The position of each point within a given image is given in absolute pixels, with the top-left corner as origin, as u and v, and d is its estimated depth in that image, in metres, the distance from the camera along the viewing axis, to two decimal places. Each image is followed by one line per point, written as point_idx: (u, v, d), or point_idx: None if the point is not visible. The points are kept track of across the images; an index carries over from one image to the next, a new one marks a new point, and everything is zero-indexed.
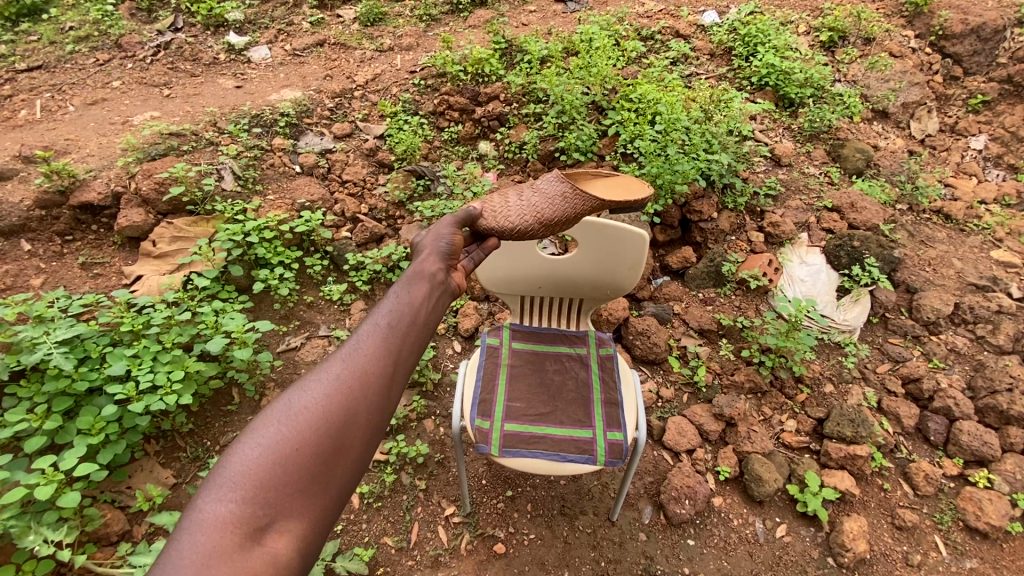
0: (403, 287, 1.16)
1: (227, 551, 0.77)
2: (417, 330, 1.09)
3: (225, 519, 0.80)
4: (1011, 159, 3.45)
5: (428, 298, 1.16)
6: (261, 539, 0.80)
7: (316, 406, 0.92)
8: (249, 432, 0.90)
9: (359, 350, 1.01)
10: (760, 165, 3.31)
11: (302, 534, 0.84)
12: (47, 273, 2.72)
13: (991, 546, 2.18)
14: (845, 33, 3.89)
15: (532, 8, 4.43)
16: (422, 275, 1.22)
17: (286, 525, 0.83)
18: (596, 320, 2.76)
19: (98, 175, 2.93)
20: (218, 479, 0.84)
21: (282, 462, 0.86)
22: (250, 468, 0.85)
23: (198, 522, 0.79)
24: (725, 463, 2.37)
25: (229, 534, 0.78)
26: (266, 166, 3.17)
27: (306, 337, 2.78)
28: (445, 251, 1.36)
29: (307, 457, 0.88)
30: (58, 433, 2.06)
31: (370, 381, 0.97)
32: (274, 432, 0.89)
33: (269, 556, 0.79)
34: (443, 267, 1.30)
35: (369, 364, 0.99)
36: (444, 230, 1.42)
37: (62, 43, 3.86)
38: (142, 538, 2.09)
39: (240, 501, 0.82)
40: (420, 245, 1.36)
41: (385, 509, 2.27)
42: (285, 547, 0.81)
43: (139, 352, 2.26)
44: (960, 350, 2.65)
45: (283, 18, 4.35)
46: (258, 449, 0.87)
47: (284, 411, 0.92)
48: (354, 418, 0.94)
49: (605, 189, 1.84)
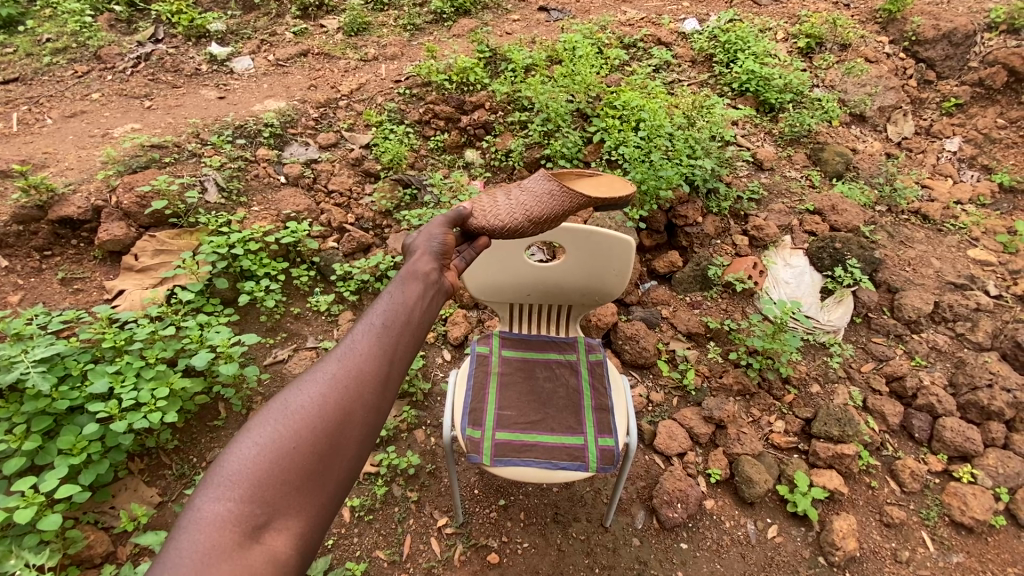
0: (397, 286, 1.15)
1: (226, 549, 0.76)
2: (412, 331, 1.08)
3: (224, 518, 0.79)
4: (984, 160, 3.55)
5: (423, 298, 1.16)
6: (260, 536, 0.79)
7: (313, 405, 0.91)
8: (246, 431, 0.89)
9: (354, 349, 1.00)
10: (743, 169, 3.36)
11: (301, 532, 0.83)
12: (25, 290, 2.67)
13: (977, 540, 2.21)
14: (821, 39, 3.98)
15: (516, 16, 4.47)
16: (416, 275, 1.21)
17: (284, 524, 0.82)
18: (585, 326, 2.74)
19: (77, 190, 2.88)
20: (216, 478, 0.83)
21: (279, 460, 0.85)
22: (247, 465, 0.84)
23: (197, 521, 0.78)
24: (716, 466, 2.38)
25: (226, 533, 0.78)
26: (250, 178, 3.15)
27: (293, 350, 2.74)
28: (437, 252, 1.34)
29: (305, 457, 0.87)
30: (39, 454, 2.02)
31: (367, 380, 0.97)
32: (270, 431, 0.88)
33: (269, 553, 0.79)
34: (436, 267, 1.29)
35: (364, 362, 0.98)
36: (435, 230, 1.40)
37: (39, 55, 3.81)
38: (126, 559, 2.05)
39: (238, 500, 0.81)
40: (412, 246, 1.35)
41: (376, 522, 2.25)
42: (284, 546, 0.81)
43: (121, 368, 2.22)
44: (941, 347, 2.70)
45: (265, 28, 4.34)
46: (255, 448, 0.86)
47: (280, 410, 0.91)
48: (351, 416, 0.93)
49: (590, 187, 1.86)
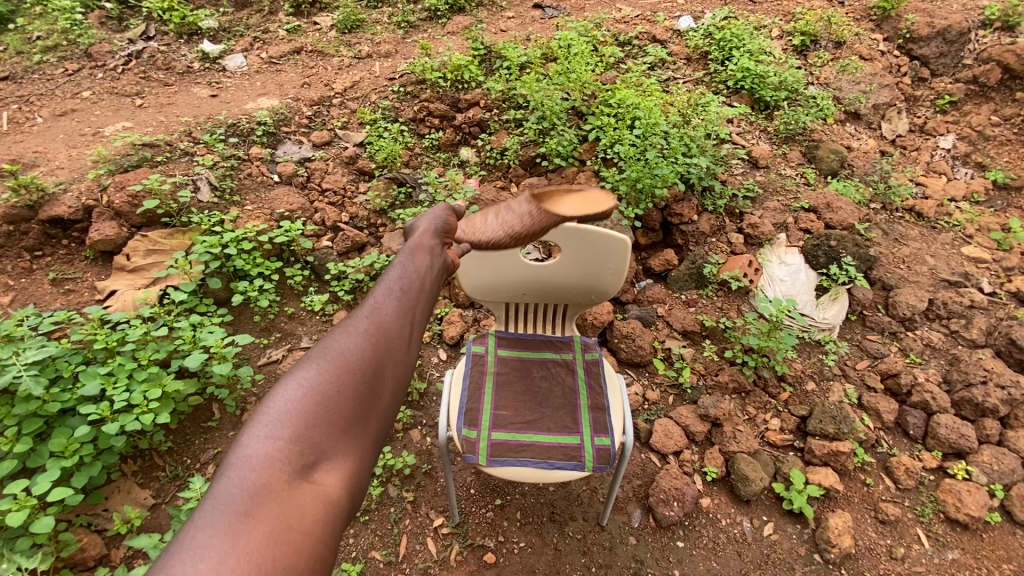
0: (414, 248, 1.17)
1: (277, 487, 0.77)
2: (432, 289, 1.10)
3: (272, 458, 0.79)
4: (978, 157, 3.56)
5: (438, 261, 1.19)
6: (309, 477, 0.80)
7: (349, 353, 0.93)
8: (285, 380, 0.90)
9: (383, 303, 1.01)
10: (738, 167, 3.36)
11: (348, 472, 0.84)
12: (16, 290, 2.64)
13: (972, 536, 2.23)
14: (816, 37, 3.98)
15: (510, 14, 4.44)
16: (430, 239, 1.25)
17: (332, 465, 0.83)
18: (581, 325, 2.74)
19: (68, 189, 2.85)
20: (260, 423, 0.84)
21: (321, 405, 0.86)
22: (289, 411, 0.85)
23: (245, 461, 0.79)
24: (712, 464, 2.38)
25: (275, 472, 0.78)
26: (242, 177, 3.12)
27: (287, 350, 2.72)
28: (442, 229, 1.32)
29: (346, 402, 0.88)
30: (30, 457, 2.00)
31: (398, 330, 0.98)
32: (309, 378, 0.89)
33: (320, 492, 0.79)
34: (446, 236, 1.32)
35: (393, 314, 1.00)
36: (438, 210, 1.38)
37: (29, 53, 3.76)
38: (120, 561, 2.04)
39: (284, 441, 0.81)
40: (420, 218, 1.38)
41: (372, 523, 2.24)
42: (334, 485, 0.81)
43: (113, 370, 2.20)
44: (936, 344, 2.71)
45: (258, 26, 4.30)
46: (296, 394, 0.87)
47: (316, 359, 0.92)
48: (385, 364, 0.94)
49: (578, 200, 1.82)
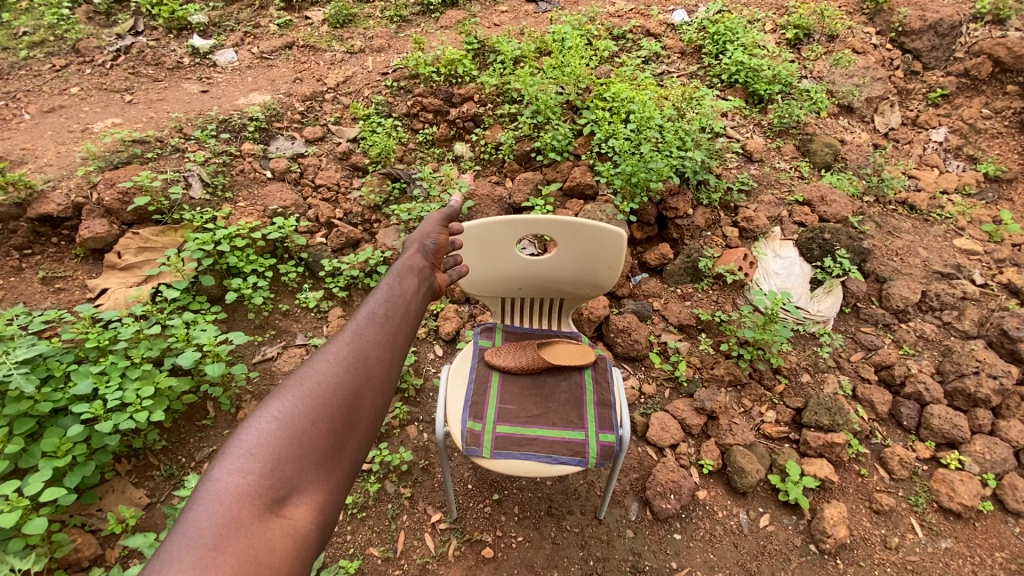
0: (394, 283, 1.31)
1: (249, 520, 0.83)
2: (408, 324, 1.23)
3: (244, 489, 0.86)
4: (969, 150, 3.59)
5: (417, 294, 1.32)
6: (280, 509, 0.87)
7: (326, 386, 1.03)
8: (263, 410, 0.98)
9: (362, 337, 1.13)
10: (733, 161, 3.35)
11: (318, 506, 0.91)
12: (5, 289, 2.61)
13: (965, 525, 2.25)
14: (810, 30, 3.98)
15: (504, 8, 4.41)
16: (410, 273, 1.38)
17: (302, 499, 0.90)
18: (577, 319, 2.73)
19: (57, 186, 2.81)
20: (235, 452, 0.91)
21: (292, 441, 0.94)
22: (261, 446, 0.92)
23: (217, 491, 0.86)
24: (708, 457, 2.40)
25: (247, 504, 0.85)
26: (234, 173, 3.09)
27: (282, 347, 2.70)
28: (430, 249, 1.53)
29: (322, 435, 0.98)
30: (22, 458, 1.98)
31: (374, 365, 1.10)
32: (286, 409, 0.98)
33: (289, 525, 0.86)
34: (427, 266, 1.47)
35: (371, 349, 1.12)
36: (430, 228, 1.59)
37: (15, 49, 3.70)
38: (115, 561, 2.02)
39: (258, 472, 0.89)
40: (407, 244, 1.53)
41: (370, 519, 2.24)
42: (304, 519, 0.88)
43: (106, 369, 2.18)
44: (929, 336, 2.73)
45: (249, 20, 4.25)
46: (273, 424, 0.95)
47: (294, 391, 1.01)
48: (361, 398, 1.05)
49: (565, 356, 2.09)
